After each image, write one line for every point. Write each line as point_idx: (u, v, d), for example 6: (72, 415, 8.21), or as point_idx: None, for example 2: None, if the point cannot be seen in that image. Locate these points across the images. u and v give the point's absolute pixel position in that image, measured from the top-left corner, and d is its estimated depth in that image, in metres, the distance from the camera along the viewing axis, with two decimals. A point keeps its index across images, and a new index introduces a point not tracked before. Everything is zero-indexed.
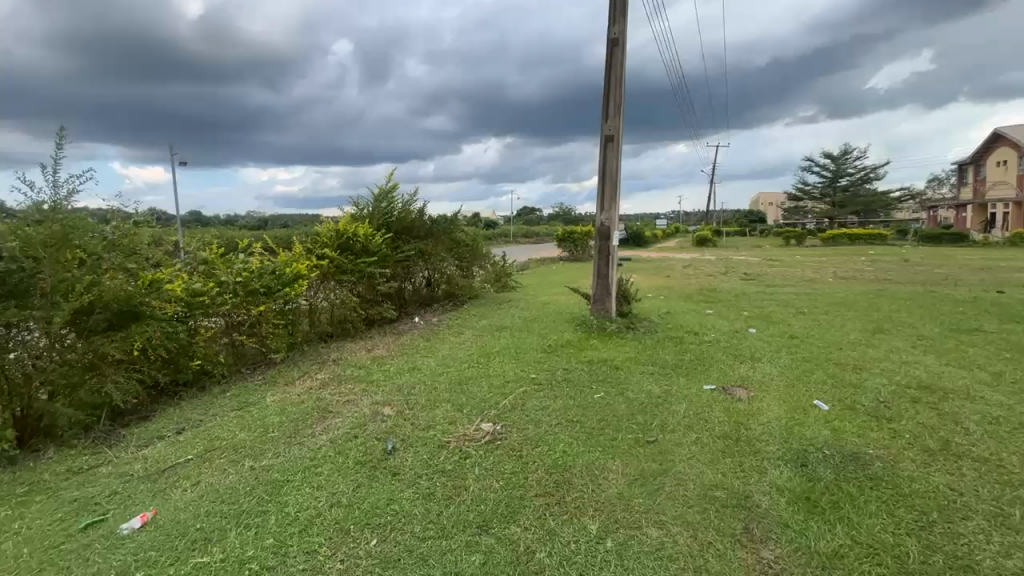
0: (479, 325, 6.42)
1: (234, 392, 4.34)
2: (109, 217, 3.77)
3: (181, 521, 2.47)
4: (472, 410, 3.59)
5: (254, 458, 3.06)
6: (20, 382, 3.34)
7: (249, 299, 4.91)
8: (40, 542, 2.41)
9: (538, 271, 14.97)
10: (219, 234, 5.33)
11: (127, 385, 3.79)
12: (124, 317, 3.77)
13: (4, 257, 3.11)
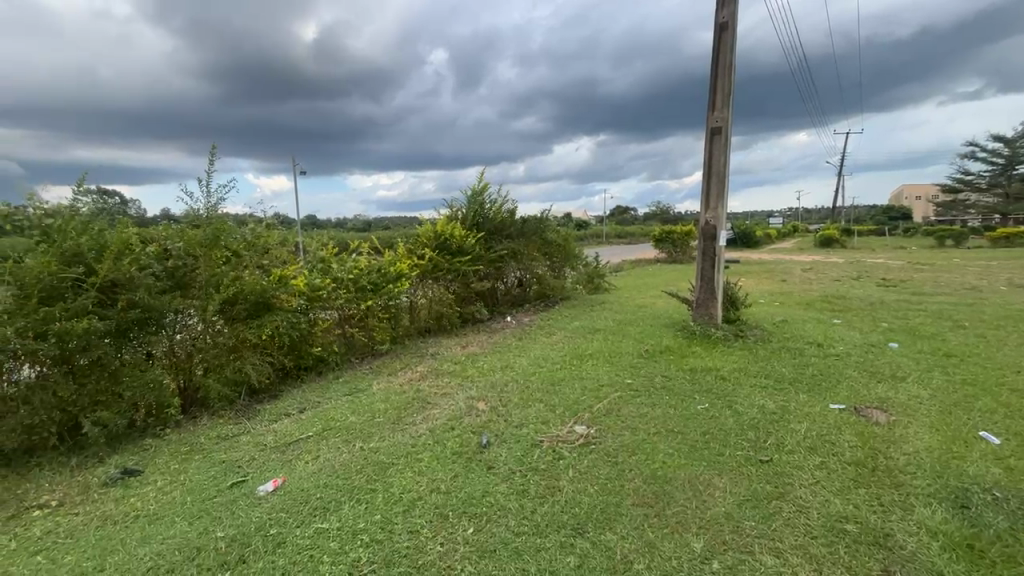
0: (572, 327, 6.39)
1: (347, 379, 4.82)
2: (247, 221, 4.47)
3: (305, 490, 2.79)
4: (565, 412, 3.58)
5: (363, 440, 3.36)
6: (184, 358, 4.03)
7: (359, 295, 5.43)
8: (199, 494, 2.89)
9: (634, 273, 14.44)
10: (334, 236, 5.95)
11: (261, 367, 4.40)
12: (259, 308, 4.42)
13: (175, 254, 3.84)
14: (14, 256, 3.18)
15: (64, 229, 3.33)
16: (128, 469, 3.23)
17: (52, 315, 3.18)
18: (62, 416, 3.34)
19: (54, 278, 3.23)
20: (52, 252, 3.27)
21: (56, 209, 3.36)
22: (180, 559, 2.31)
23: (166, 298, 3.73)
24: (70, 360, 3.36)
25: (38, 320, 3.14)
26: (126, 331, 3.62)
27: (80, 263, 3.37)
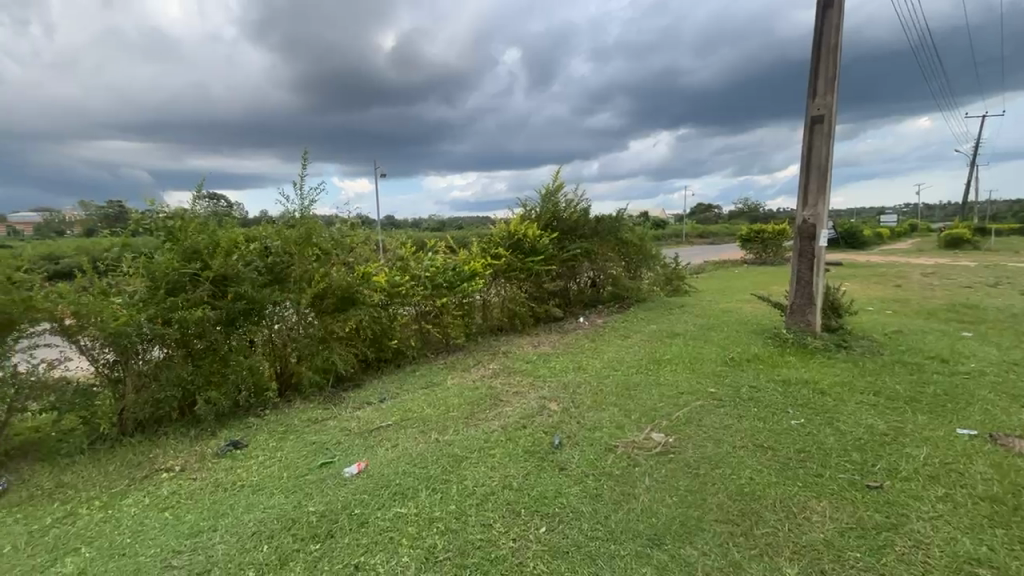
0: (648, 330, 6.18)
1: (423, 372, 5.05)
2: (337, 222, 4.86)
3: (386, 475, 2.97)
4: (641, 418, 3.48)
5: (439, 432, 3.51)
6: (280, 347, 4.48)
7: (435, 292, 5.67)
8: (293, 470, 3.18)
9: (716, 276, 13.63)
10: (413, 236, 6.25)
11: (346, 357, 4.75)
12: (345, 302, 4.79)
13: (275, 251, 4.30)
14: (149, 253, 3.79)
15: (185, 229, 3.85)
16: (234, 442, 3.65)
17: (176, 304, 3.71)
18: (183, 393, 3.86)
19: (178, 272, 3.76)
20: (176, 249, 3.80)
21: (179, 211, 3.91)
22: (278, 528, 2.56)
23: (267, 292, 4.17)
24: (189, 344, 3.89)
25: (166, 308, 3.69)
26: (234, 321, 4.09)
27: (198, 259, 3.87)
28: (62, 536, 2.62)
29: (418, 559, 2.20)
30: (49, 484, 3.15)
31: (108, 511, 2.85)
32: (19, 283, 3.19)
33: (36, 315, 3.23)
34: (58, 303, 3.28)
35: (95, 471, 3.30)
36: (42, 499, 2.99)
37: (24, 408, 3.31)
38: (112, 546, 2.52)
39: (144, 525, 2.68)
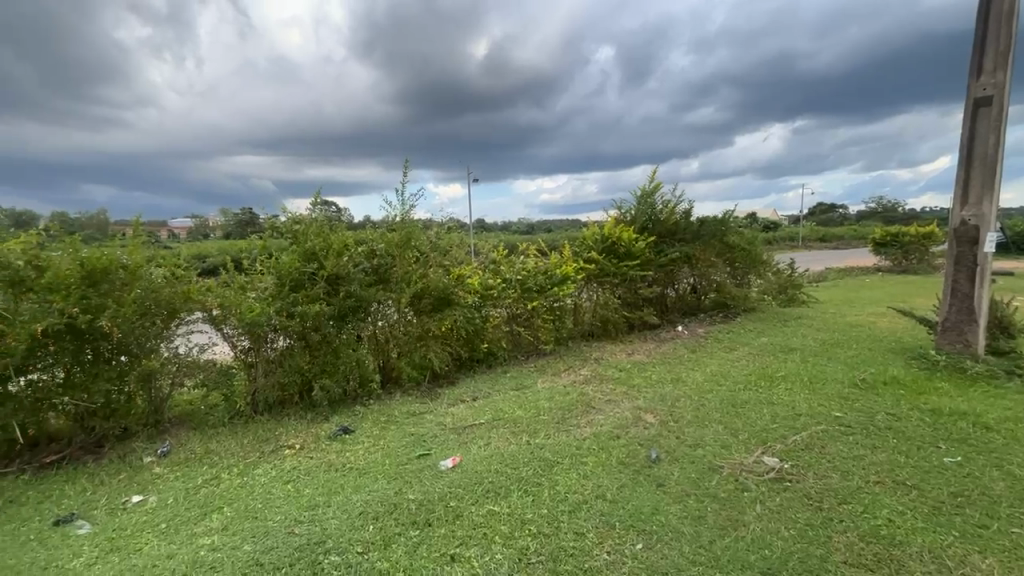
0: (758, 343, 5.68)
1: (513, 373, 5.17)
2: (435, 227, 5.16)
3: (479, 472, 3.09)
4: (750, 439, 3.21)
5: (530, 434, 3.56)
6: (383, 343, 4.86)
7: (526, 295, 5.78)
8: (395, 459, 3.44)
9: (841, 284, 12.09)
10: (506, 240, 6.42)
11: (440, 355, 5.03)
12: (441, 302, 5.08)
13: (380, 253, 4.70)
14: (277, 253, 4.33)
15: (304, 233, 4.37)
16: (344, 427, 4.04)
17: (299, 299, 4.25)
18: (302, 378, 4.37)
19: (300, 271, 4.29)
20: (298, 250, 4.32)
21: (300, 217, 4.44)
22: (381, 510, 2.79)
23: (373, 290, 4.60)
24: (307, 336, 4.39)
25: (290, 303, 4.21)
26: (344, 316, 4.54)
27: (315, 259, 4.37)
28: (211, 495, 3.10)
29: (512, 558, 2.26)
30: (200, 449, 3.74)
31: (245, 478, 3.31)
32: (178, 278, 3.90)
33: (192, 306, 3.95)
34: (207, 296, 4.01)
35: (233, 441, 3.86)
36: (195, 461, 3.58)
37: (182, 383, 4.06)
38: (247, 509, 2.92)
39: (272, 494, 3.08)
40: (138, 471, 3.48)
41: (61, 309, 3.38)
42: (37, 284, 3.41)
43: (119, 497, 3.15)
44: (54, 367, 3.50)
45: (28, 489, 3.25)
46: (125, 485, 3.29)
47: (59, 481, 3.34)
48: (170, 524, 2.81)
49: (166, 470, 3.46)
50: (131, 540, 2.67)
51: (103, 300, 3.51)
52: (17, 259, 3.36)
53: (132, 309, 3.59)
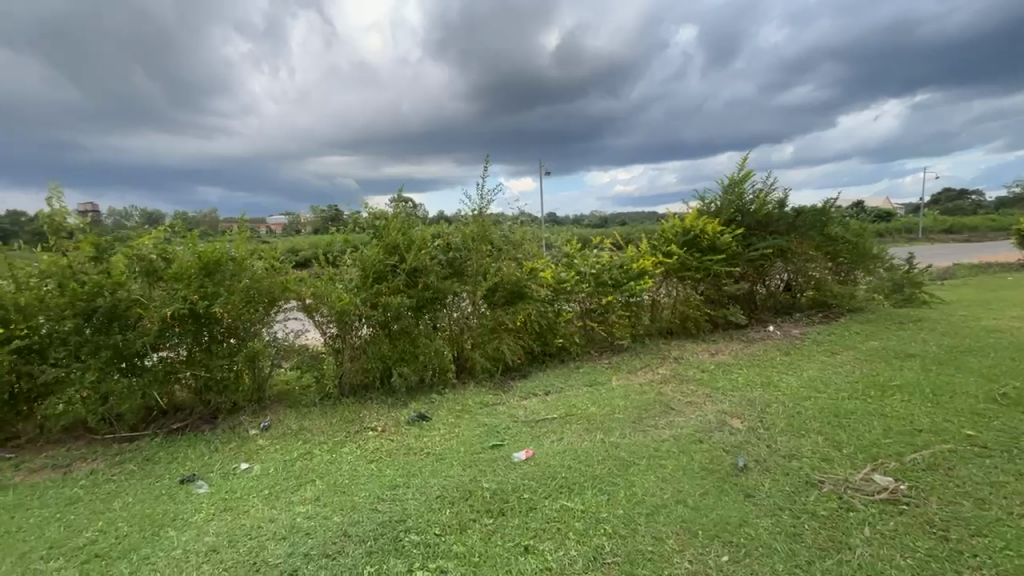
0: (865, 348, 5.10)
1: (587, 369, 5.11)
2: (510, 221, 5.24)
3: (553, 466, 3.10)
4: (857, 453, 2.90)
5: (605, 432, 3.51)
6: (458, 334, 5.02)
7: (600, 290, 5.69)
8: (470, 447, 3.56)
9: (975, 283, 10.45)
10: (579, 234, 6.33)
11: (513, 347, 5.11)
12: (514, 296, 5.17)
13: (456, 247, 4.89)
14: (360, 247, 4.64)
15: (386, 228, 4.63)
16: (421, 414, 4.25)
17: (381, 291, 4.54)
18: (384, 365, 4.66)
19: (383, 264, 4.57)
20: (380, 244, 4.60)
21: (381, 213, 4.71)
22: (458, 495, 2.90)
23: (448, 283, 4.79)
24: (388, 326, 4.68)
25: (373, 294, 4.52)
26: (422, 307, 4.79)
27: (396, 253, 4.64)
28: (305, 468, 3.42)
29: (587, 557, 2.25)
30: (295, 425, 4.13)
31: (334, 455, 3.61)
32: (277, 269, 4.35)
33: (288, 295, 4.38)
34: (302, 286, 4.42)
35: (324, 420, 4.22)
36: (292, 436, 3.96)
37: (281, 364, 4.49)
38: (336, 483, 3.18)
39: (358, 471, 3.32)
40: (244, 442, 3.92)
41: (185, 296, 3.91)
42: (165, 274, 3.95)
43: (230, 463, 3.57)
44: (179, 346, 4.05)
45: (160, 451, 3.78)
46: (234, 453, 3.73)
47: (183, 445, 3.86)
48: (272, 491, 3.14)
49: (267, 442, 3.88)
50: (240, 501, 3.03)
51: (216, 288, 4.02)
52: (150, 253, 3.89)
53: (240, 296, 4.09)
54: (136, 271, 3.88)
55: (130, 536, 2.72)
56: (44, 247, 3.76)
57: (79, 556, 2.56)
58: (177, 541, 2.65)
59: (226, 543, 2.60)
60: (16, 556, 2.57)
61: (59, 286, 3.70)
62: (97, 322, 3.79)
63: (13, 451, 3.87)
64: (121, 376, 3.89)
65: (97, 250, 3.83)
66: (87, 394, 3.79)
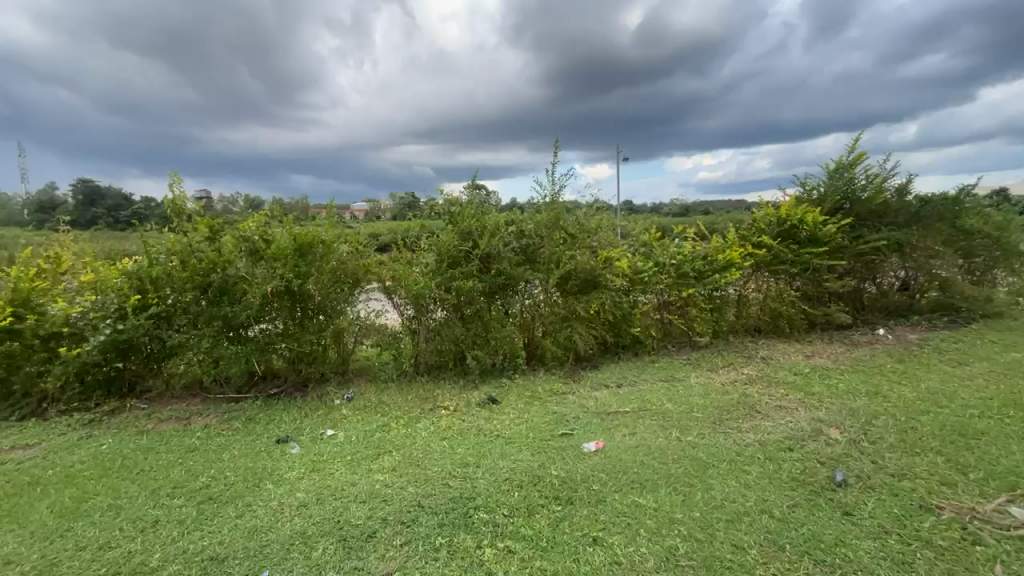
0: (1003, 360, 4.40)
1: (663, 364, 4.93)
2: (585, 208, 5.16)
3: (624, 460, 3.05)
4: (988, 481, 2.53)
5: (681, 431, 3.37)
6: (529, 321, 5.07)
7: (680, 281, 5.44)
8: (540, 433, 3.60)
9: None
10: (659, 222, 6.06)
11: (585, 337, 5.06)
12: (588, 285, 5.12)
13: (529, 234, 4.92)
14: (436, 232, 4.81)
15: (461, 214, 4.76)
16: (491, 397, 4.36)
17: (455, 275, 4.69)
18: (457, 347, 4.85)
19: (457, 249, 4.72)
20: (456, 230, 4.75)
21: (456, 199, 4.84)
22: (527, 479, 2.96)
23: (521, 270, 4.85)
24: (461, 310, 4.85)
25: (447, 278, 4.69)
26: (494, 293, 4.90)
27: (470, 238, 4.76)
28: (383, 439, 3.68)
29: (659, 556, 2.20)
30: (375, 399, 4.43)
31: (410, 429, 3.83)
32: (361, 252, 4.69)
33: (370, 277, 4.70)
34: (382, 269, 4.72)
35: (400, 396, 4.48)
36: (372, 408, 4.26)
37: (363, 341, 4.84)
38: (411, 456, 3.38)
39: (431, 447, 3.50)
40: (330, 410, 4.27)
41: (281, 274, 4.33)
42: (265, 254, 4.39)
43: (317, 429, 3.93)
44: (276, 320, 4.51)
45: (260, 413, 4.24)
46: (321, 420, 4.08)
47: (279, 408, 4.30)
48: (353, 457, 3.41)
49: (350, 412, 4.21)
50: (327, 464, 3.33)
51: (308, 268, 4.43)
52: (254, 235, 4.36)
53: (327, 276, 4.50)
54: (242, 251, 4.34)
55: (236, 485, 3.09)
56: (167, 228, 4.34)
57: (196, 496, 2.97)
58: (273, 494, 2.98)
59: (315, 501, 2.87)
60: (148, 492, 3.04)
61: (181, 262, 4.26)
62: (210, 295, 4.33)
63: (145, 402, 4.44)
64: (229, 344, 4.41)
65: (211, 231, 4.39)
66: (202, 357, 4.37)
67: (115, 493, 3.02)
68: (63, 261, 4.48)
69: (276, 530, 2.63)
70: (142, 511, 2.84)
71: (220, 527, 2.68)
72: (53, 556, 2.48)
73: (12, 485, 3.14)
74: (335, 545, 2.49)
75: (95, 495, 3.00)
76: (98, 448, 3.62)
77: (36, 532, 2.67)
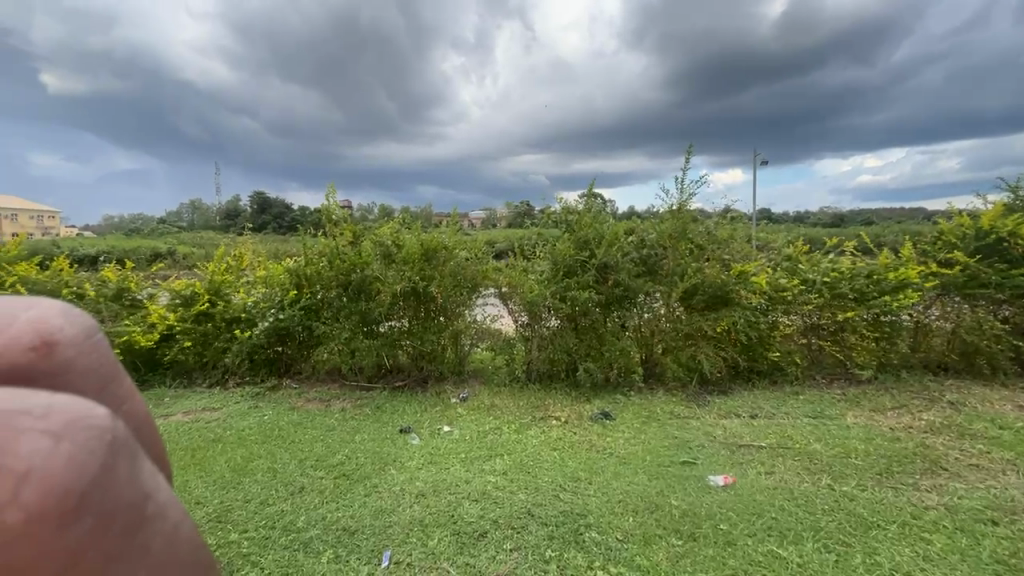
0: None
1: (810, 397, 4.30)
2: (714, 216, 4.81)
3: (757, 501, 2.74)
4: None
5: (832, 478, 2.92)
6: (648, 336, 4.85)
7: (836, 302, 4.74)
8: (658, 458, 3.40)
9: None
10: (807, 235, 5.36)
11: (714, 359, 4.67)
12: (717, 301, 4.75)
13: (651, 244, 4.74)
14: (552, 241, 4.85)
15: (579, 223, 4.75)
16: (605, 413, 4.24)
17: (571, 284, 4.70)
18: (570, 358, 4.84)
19: (573, 258, 4.72)
20: (573, 239, 4.75)
21: (573, 208, 4.85)
22: (644, 505, 2.81)
23: (641, 281, 4.70)
24: (576, 320, 4.84)
25: (563, 287, 4.72)
26: (611, 304, 4.81)
27: (587, 248, 4.74)
28: (496, 441, 3.81)
29: None
30: (488, 401, 4.60)
31: (521, 435, 3.91)
32: (481, 258, 5.01)
33: (487, 283, 4.98)
34: (499, 276, 4.95)
35: (512, 401, 4.58)
36: (485, 411, 4.42)
37: (479, 343, 5.10)
38: (522, 463, 3.44)
39: (542, 456, 3.53)
40: (447, 408, 4.55)
41: (410, 277, 4.81)
42: (396, 258, 4.89)
43: (435, 424, 4.22)
44: (402, 318, 5.02)
45: (387, 402, 4.68)
46: (439, 416, 4.37)
47: (402, 400, 4.71)
48: (468, 456, 3.59)
49: (464, 411, 4.44)
50: (444, 458, 3.57)
51: (432, 272, 4.87)
52: (388, 240, 4.90)
53: (449, 280, 4.87)
54: (377, 254, 4.91)
55: (365, 466, 3.46)
56: (320, 233, 5.04)
57: (334, 471, 3.39)
58: (396, 479, 3.27)
59: (432, 492, 3.09)
60: (298, 460, 3.56)
61: (329, 262, 4.94)
62: (351, 292, 4.96)
63: (297, 381, 5.20)
64: (364, 338, 4.97)
65: (354, 235, 5.00)
66: (341, 348, 4.96)
67: (272, 457, 3.61)
68: (244, 259, 5.49)
69: (398, 513, 2.88)
70: (292, 477, 3.34)
71: (352, 502, 3.02)
72: (228, 503, 3.04)
73: (203, 440, 3.92)
74: (449, 538, 2.64)
75: (258, 457, 3.61)
76: (261, 418, 4.35)
77: (217, 480, 3.31)
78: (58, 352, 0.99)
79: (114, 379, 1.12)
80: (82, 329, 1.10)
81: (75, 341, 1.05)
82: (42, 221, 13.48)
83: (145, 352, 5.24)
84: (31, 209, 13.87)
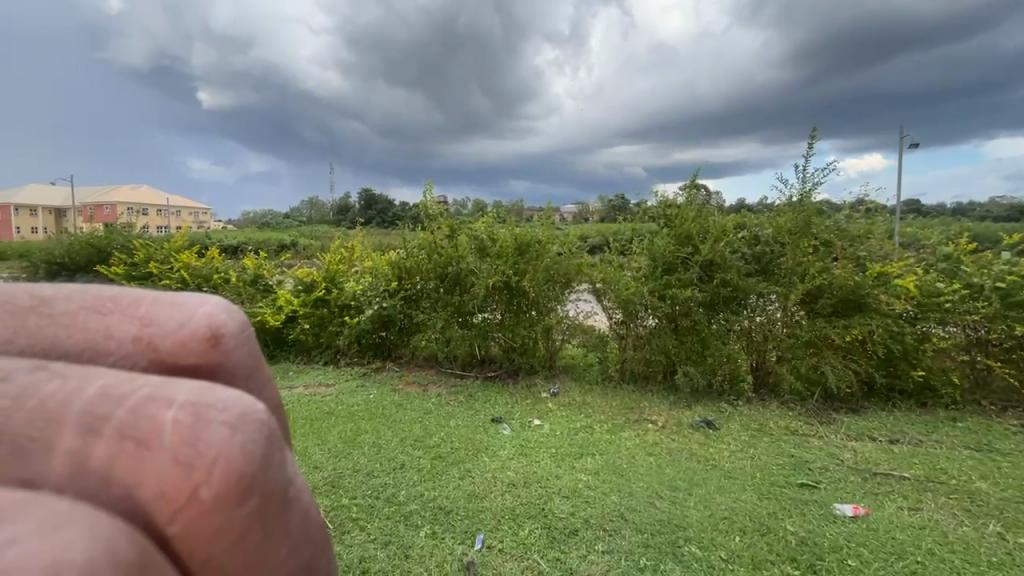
0: None
1: (971, 424, 3.65)
2: (843, 208, 4.25)
3: (898, 540, 2.39)
4: None
5: (1004, 526, 2.46)
6: (761, 342, 4.44)
7: (1011, 313, 3.94)
8: (771, 476, 3.12)
9: None
10: (971, 230, 4.50)
11: (843, 372, 4.12)
12: (850, 306, 4.20)
13: (765, 240, 4.32)
14: (650, 236, 4.65)
15: (680, 216, 4.49)
16: (708, 421, 3.98)
17: (671, 282, 4.47)
18: (667, 360, 4.62)
19: (673, 254, 4.48)
20: (672, 234, 4.50)
21: (673, 201, 4.58)
22: (753, 528, 2.59)
23: (753, 281, 4.32)
24: (677, 321, 4.59)
25: (661, 285, 4.50)
26: (716, 305, 4.48)
27: (689, 243, 4.46)
28: (587, 440, 3.79)
29: None
30: (579, 398, 4.58)
31: (614, 436, 3.84)
32: (574, 252, 4.99)
33: (581, 278, 4.96)
34: (593, 271, 4.90)
35: (604, 400, 4.49)
36: (576, 407, 4.41)
37: (570, 339, 5.11)
38: (615, 464, 3.38)
39: (636, 460, 3.42)
40: (536, 401, 4.61)
41: (503, 270, 4.96)
42: (490, 251, 5.07)
43: (525, 416, 4.31)
44: (494, 312, 5.18)
45: (478, 390, 4.89)
46: (530, 409, 4.44)
47: (493, 390, 4.89)
48: (558, 451, 3.60)
49: (554, 406, 4.47)
50: (533, 450, 3.65)
51: (524, 265, 4.96)
52: (483, 233, 5.09)
53: (542, 273, 4.94)
54: (472, 247, 5.12)
55: (458, 450, 3.66)
56: (420, 227, 5.37)
57: (430, 452, 3.64)
58: (488, 466, 3.41)
59: (522, 483, 3.17)
60: (398, 439, 3.87)
61: (427, 254, 5.28)
62: (447, 284, 5.26)
63: (399, 365, 5.65)
64: (458, 327, 5.25)
65: (450, 229, 5.25)
66: (438, 337, 5.30)
67: (376, 433, 3.98)
68: (354, 251, 6.08)
69: (489, 500, 3.01)
70: (393, 453, 3.65)
71: (446, 483, 3.22)
72: (340, 470, 3.42)
73: (319, 412, 4.45)
74: (540, 531, 2.69)
75: (364, 432, 4.00)
76: (367, 396, 4.82)
77: (332, 449, 3.73)
78: (223, 343, 1.03)
79: (261, 367, 1.14)
80: (239, 320, 1.12)
81: (235, 332, 1.07)
82: (201, 216, 16.16)
83: (273, 331, 6.04)
84: (192, 206, 16.69)
